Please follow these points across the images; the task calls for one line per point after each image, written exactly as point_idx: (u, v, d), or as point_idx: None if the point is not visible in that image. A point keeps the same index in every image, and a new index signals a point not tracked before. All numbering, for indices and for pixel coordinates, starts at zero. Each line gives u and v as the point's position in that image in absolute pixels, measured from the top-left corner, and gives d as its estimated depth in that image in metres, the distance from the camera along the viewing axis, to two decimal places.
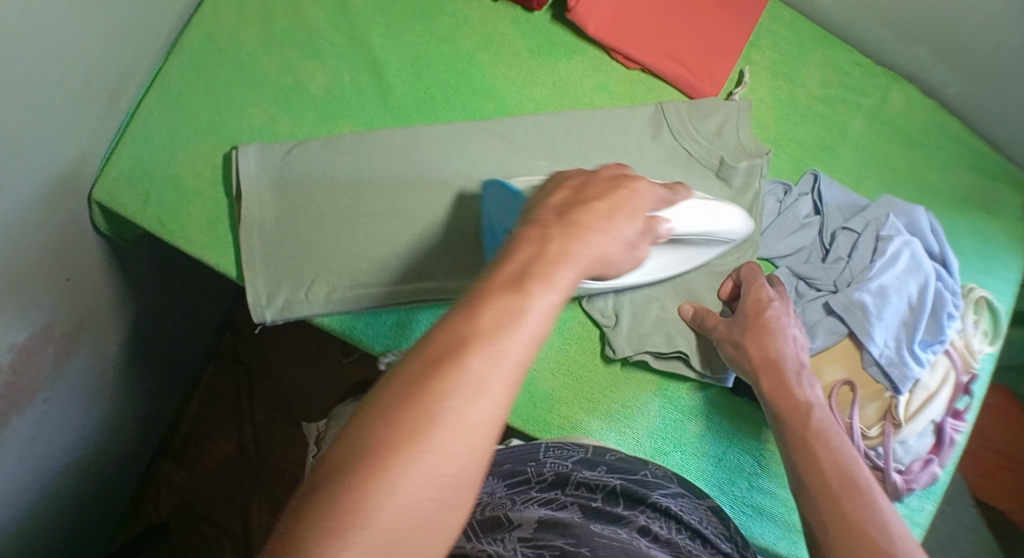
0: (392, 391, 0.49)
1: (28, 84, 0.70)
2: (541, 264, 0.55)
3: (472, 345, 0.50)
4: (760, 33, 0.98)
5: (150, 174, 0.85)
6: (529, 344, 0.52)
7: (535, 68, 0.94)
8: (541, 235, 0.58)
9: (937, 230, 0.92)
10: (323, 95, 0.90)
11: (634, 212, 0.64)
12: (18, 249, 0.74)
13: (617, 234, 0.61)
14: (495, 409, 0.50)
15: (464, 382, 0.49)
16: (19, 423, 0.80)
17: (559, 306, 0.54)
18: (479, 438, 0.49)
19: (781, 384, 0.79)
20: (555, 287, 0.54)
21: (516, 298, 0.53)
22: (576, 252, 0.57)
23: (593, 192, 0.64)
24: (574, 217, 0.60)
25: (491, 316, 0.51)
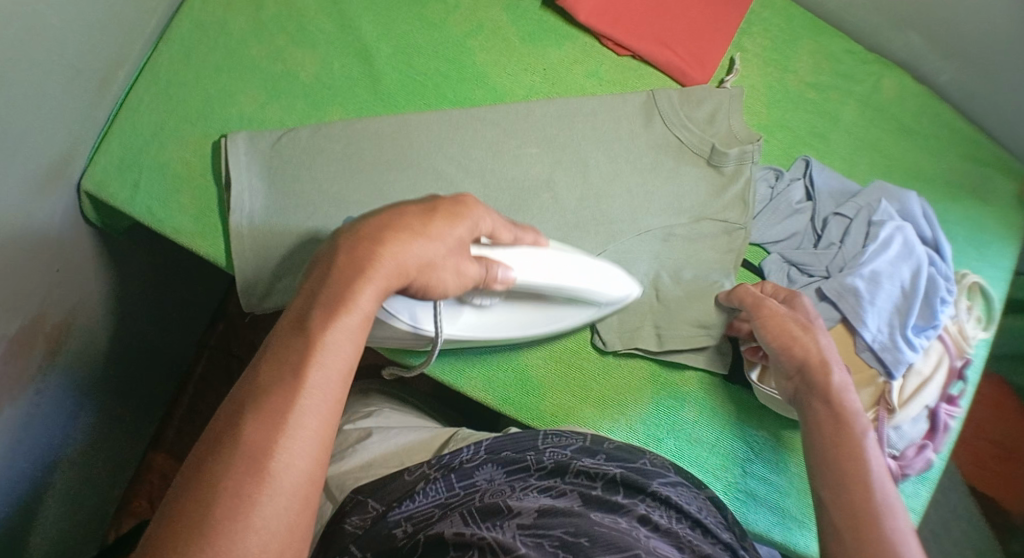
0: (190, 469, 0.51)
1: (18, 70, 0.69)
2: (327, 294, 0.56)
3: (258, 406, 0.52)
4: (751, 20, 0.98)
5: (139, 163, 0.85)
6: (325, 388, 0.54)
7: (526, 56, 0.93)
8: (332, 255, 0.58)
9: (929, 216, 0.91)
10: (313, 82, 0.90)
11: (449, 216, 0.62)
12: (9, 239, 0.73)
13: (433, 238, 0.60)
14: (299, 462, 0.52)
15: (259, 446, 0.51)
16: (11, 416, 0.80)
17: (355, 331, 0.56)
18: (281, 494, 0.50)
19: (828, 388, 0.77)
20: (345, 312, 0.55)
21: (298, 342, 0.55)
22: (371, 264, 0.57)
23: (400, 206, 0.62)
24: (371, 229, 0.59)
25: (272, 372, 0.54)
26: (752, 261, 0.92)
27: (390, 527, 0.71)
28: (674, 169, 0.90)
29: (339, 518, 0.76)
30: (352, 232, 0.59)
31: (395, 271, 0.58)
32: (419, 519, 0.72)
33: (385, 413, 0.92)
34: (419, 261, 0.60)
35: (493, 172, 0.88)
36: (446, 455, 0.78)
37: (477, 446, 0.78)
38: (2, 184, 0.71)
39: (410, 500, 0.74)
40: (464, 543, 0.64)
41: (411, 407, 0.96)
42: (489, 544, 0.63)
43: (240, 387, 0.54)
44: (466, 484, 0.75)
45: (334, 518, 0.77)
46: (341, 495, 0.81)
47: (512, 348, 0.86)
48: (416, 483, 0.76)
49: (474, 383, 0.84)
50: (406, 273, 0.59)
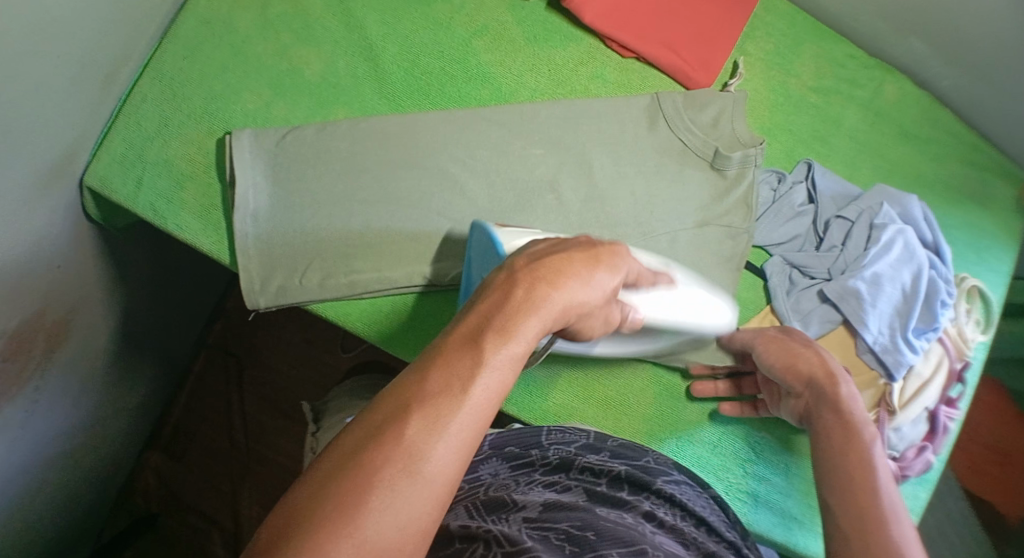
0: (342, 454, 0.51)
1: (23, 64, 0.69)
2: (503, 318, 0.56)
3: (423, 408, 0.52)
4: (754, 23, 0.99)
5: (143, 159, 0.85)
6: (485, 407, 0.54)
7: (531, 56, 0.94)
8: (507, 282, 0.58)
9: (930, 220, 0.92)
10: (319, 81, 0.90)
11: (609, 262, 0.62)
12: (12, 234, 0.73)
13: (591, 285, 0.60)
14: (444, 474, 0.52)
15: (411, 449, 0.51)
16: (9, 413, 0.79)
17: (518, 359, 0.56)
18: (421, 510, 0.51)
19: (828, 398, 0.78)
20: (511, 340, 0.56)
21: (469, 357, 0.54)
22: (542, 300, 0.58)
23: (566, 245, 0.62)
24: (552, 266, 0.59)
25: (439, 378, 0.54)
26: (756, 263, 0.92)
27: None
28: (678, 171, 0.91)
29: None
30: (534, 265, 0.59)
31: (568, 312, 0.59)
32: None
33: None
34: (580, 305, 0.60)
35: (498, 172, 0.88)
36: None
37: (482, 441, 0.80)
38: (7, 179, 0.71)
39: None
40: (471, 535, 0.63)
41: None
42: (496, 537, 0.62)
43: (416, 382, 0.54)
44: (471, 477, 0.76)
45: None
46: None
47: None
48: None
49: None
50: (565, 316, 0.59)
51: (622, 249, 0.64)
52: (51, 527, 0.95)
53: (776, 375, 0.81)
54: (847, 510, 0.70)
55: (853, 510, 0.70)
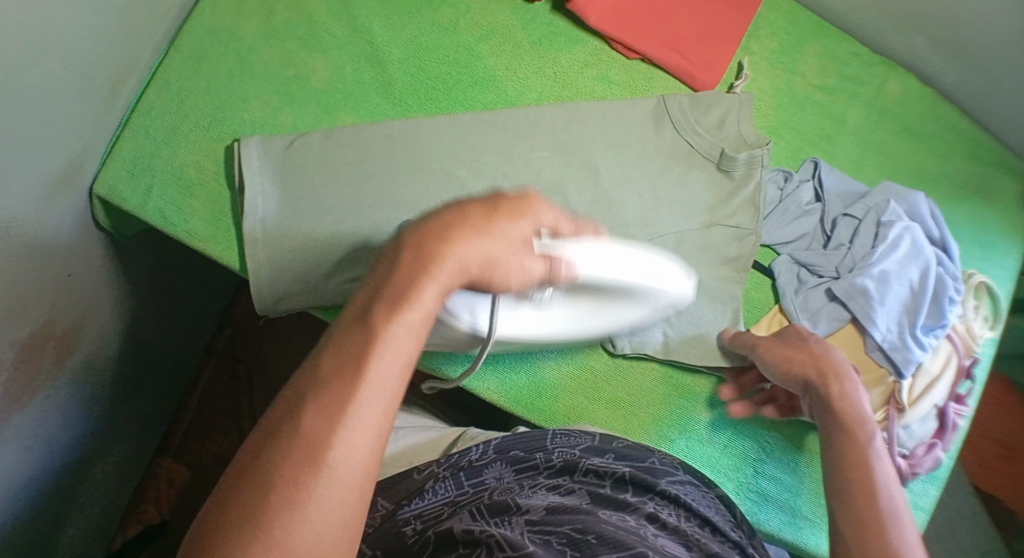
0: (252, 456, 0.52)
1: (30, 75, 0.70)
2: (389, 291, 0.55)
3: (319, 398, 0.52)
4: (758, 23, 0.99)
5: (151, 168, 0.85)
6: (385, 386, 0.53)
7: (535, 60, 0.94)
8: (395, 251, 0.57)
9: (937, 216, 0.92)
10: (325, 87, 0.90)
11: (513, 213, 0.60)
12: (22, 244, 0.74)
13: (495, 239, 0.59)
14: (355, 460, 0.52)
15: (313, 439, 0.51)
16: (21, 421, 0.80)
17: (416, 327, 0.55)
18: (335, 499, 0.51)
19: (832, 395, 0.78)
20: (407, 311, 0.55)
21: (361, 334, 0.54)
22: (436, 267, 0.56)
23: (462, 200, 0.60)
24: (445, 229, 0.58)
25: (334, 362, 0.53)
26: (763, 262, 0.93)
27: (399, 525, 0.72)
28: (684, 173, 0.91)
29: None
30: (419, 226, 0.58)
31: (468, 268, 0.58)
32: (428, 516, 0.72)
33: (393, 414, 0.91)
34: (484, 261, 0.58)
35: (504, 176, 0.88)
36: (456, 455, 0.79)
37: (487, 445, 0.79)
38: (16, 189, 0.72)
39: (419, 498, 0.75)
40: (473, 541, 0.63)
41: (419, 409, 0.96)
42: (498, 541, 0.62)
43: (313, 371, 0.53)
44: (475, 481, 0.76)
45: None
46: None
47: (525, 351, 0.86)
48: (424, 482, 0.78)
49: (489, 384, 0.85)
50: (467, 272, 0.58)
51: (532, 196, 0.61)
52: (63, 537, 0.96)
53: (776, 377, 0.82)
54: (852, 520, 0.70)
55: (857, 515, 0.70)
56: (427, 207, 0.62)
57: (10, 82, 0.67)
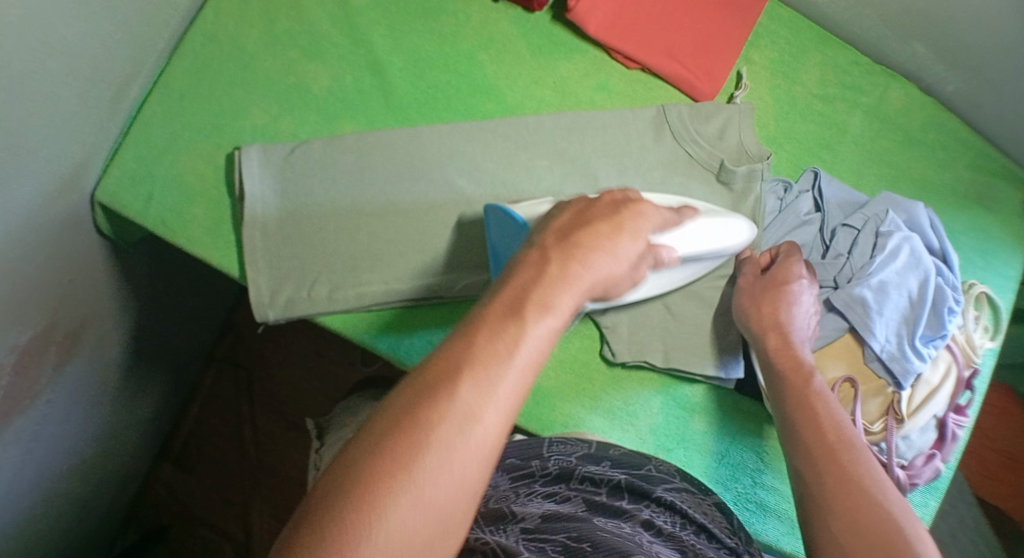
0: (394, 416, 0.52)
1: (31, 85, 0.70)
2: (540, 290, 0.58)
3: (472, 371, 0.54)
4: (759, 31, 0.98)
5: (152, 174, 0.86)
6: (527, 371, 0.55)
7: (535, 68, 0.94)
8: (539, 259, 0.61)
9: (936, 226, 0.92)
10: (325, 96, 0.90)
11: (636, 225, 0.66)
12: (23, 251, 0.74)
13: (619, 256, 0.64)
14: (492, 437, 0.53)
15: (457, 412, 0.52)
16: (23, 425, 0.81)
17: (558, 327, 0.58)
18: (468, 470, 0.52)
19: (787, 344, 0.81)
20: (552, 312, 0.57)
21: (513, 327, 0.56)
22: (577, 274, 0.60)
23: (590, 217, 0.65)
24: (579, 243, 0.62)
25: (484, 343, 0.55)
26: None
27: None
28: (683, 183, 0.91)
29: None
30: (563, 238, 0.62)
31: (601, 282, 0.62)
32: None
33: None
34: (609, 277, 0.63)
35: (503, 184, 0.89)
36: None
37: None
38: (18, 198, 0.72)
39: None
40: (469, 548, 0.64)
41: None
42: (492, 547, 0.64)
43: (458, 348, 0.55)
44: None
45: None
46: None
47: None
48: None
49: None
50: (597, 286, 0.62)
51: (645, 202, 0.68)
52: (64, 536, 0.96)
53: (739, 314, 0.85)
54: (818, 466, 0.69)
55: (809, 441, 0.72)
56: (552, 221, 0.66)
57: (11, 92, 0.68)
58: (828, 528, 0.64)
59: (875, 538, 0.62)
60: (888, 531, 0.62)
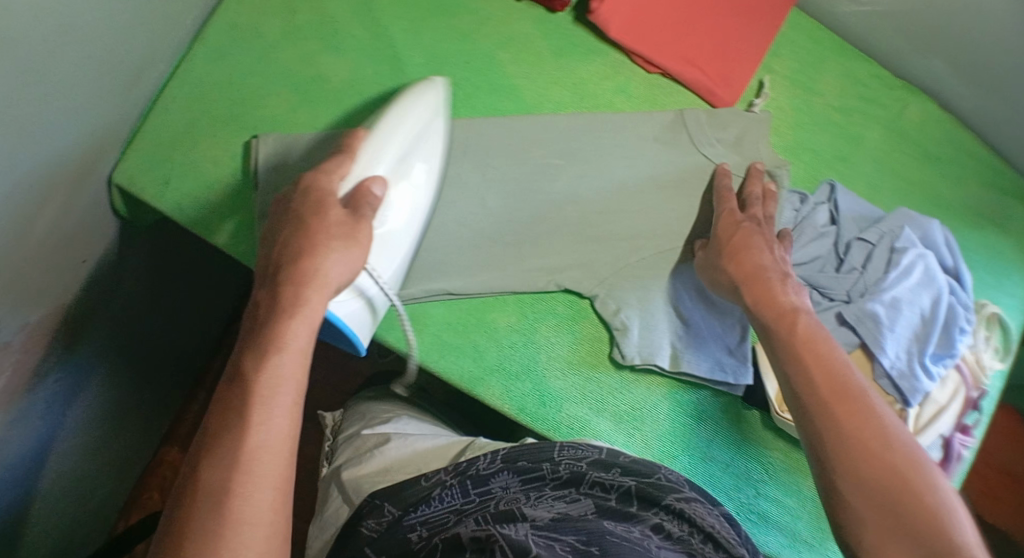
0: (181, 503, 0.57)
1: (54, 64, 0.70)
2: (269, 331, 0.63)
3: (225, 445, 0.58)
4: (780, 41, 0.98)
5: (169, 160, 0.86)
6: (282, 427, 0.60)
7: (555, 69, 0.93)
8: (268, 295, 0.66)
9: (951, 244, 0.91)
10: (343, 87, 0.90)
11: (317, 209, 0.69)
12: (37, 230, 0.75)
13: (338, 264, 0.67)
14: (269, 504, 0.57)
15: (236, 459, 0.57)
16: (28, 404, 0.81)
17: (302, 366, 0.63)
18: (259, 537, 0.56)
19: (764, 292, 0.79)
20: (285, 351, 0.62)
21: (237, 389, 0.60)
22: (308, 301, 0.65)
23: (294, 208, 0.70)
24: (281, 267, 0.67)
25: (232, 417, 0.59)
26: None
27: (405, 531, 0.72)
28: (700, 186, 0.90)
29: (355, 521, 0.78)
30: (287, 252, 0.67)
31: (323, 283, 0.66)
32: (434, 522, 0.73)
33: (404, 420, 0.92)
34: (334, 277, 0.67)
35: (518, 182, 0.88)
36: (464, 463, 0.80)
37: (493, 454, 0.79)
38: (34, 177, 0.72)
39: (425, 506, 0.76)
40: (480, 547, 0.64)
41: (429, 417, 0.96)
42: (506, 543, 0.63)
43: (227, 398, 0.60)
44: (482, 490, 0.77)
45: (351, 521, 0.79)
46: (357, 498, 0.83)
47: (532, 358, 0.87)
48: (432, 490, 0.78)
49: (492, 392, 0.85)
50: (329, 285, 0.67)
51: (310, 180, 0.71)
52: (70, 520, 0.98)
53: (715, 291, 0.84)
54: (829, 414, 0.70)
55: (814, 387, 0.72)
56: (277, 223, 0.71)
57: (33, 70, 0.68)
58: (842, 490, 0.67)
59: (886, 500, 0.65)
60: (904, 486, 0.65)
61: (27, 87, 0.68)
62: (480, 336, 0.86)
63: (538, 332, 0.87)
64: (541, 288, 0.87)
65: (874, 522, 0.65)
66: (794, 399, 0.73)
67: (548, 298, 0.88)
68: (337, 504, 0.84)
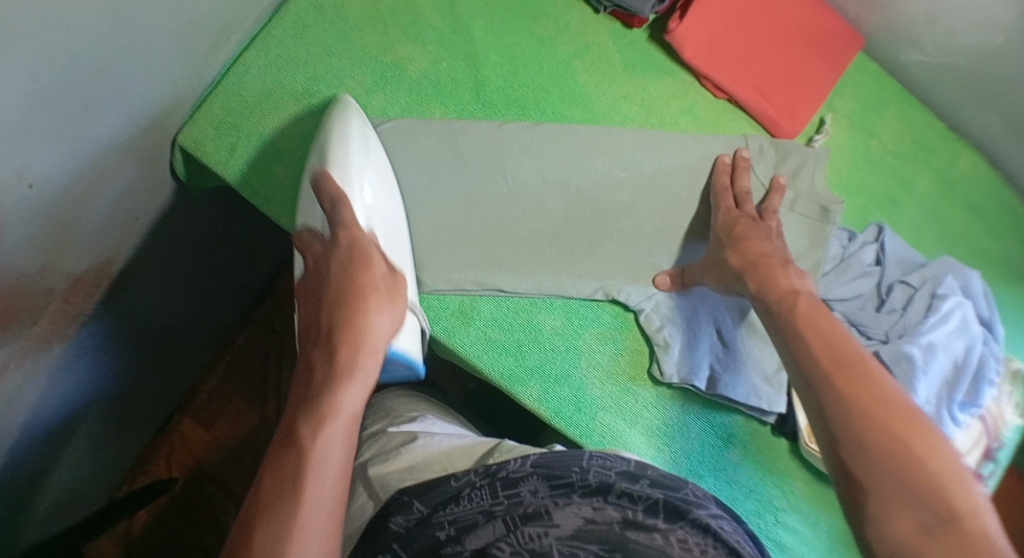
0: None
1: (142, 12, 0.71)
2: (315, 395, 0.65)
3: (272, 511, 0.59)
4: (845, 81, 1.00)
5: (238, 127, 0.86)
6: (331, 481, 0.61)
7: (625, 83, 0.95)
8: (321, 356, 0.68)
9: (988, 297, 0.94)
10: (420, 77, 0.91)
11: (366, 264, 0.72)
12: (95, 177, 0.75)
13: (387, 321, 0.71)
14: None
15: (290, 523, 0.58)
16: (58, 353, 0.80)
17: (351, 416, 0.65)
18: None
19: (766, 276, 0.79)
20: (336, 409, 0.65)
21: (294, 444, 0.62)
22: (359, 360, 0.68)
23: (332, 270, 0.72)
24: (333, 328, 0.69)
25: (274, 481, 0.60)
26: None
27: (433, 530, 0.70)
28: None
29: (382, 518, 0.74)
30: (330, 305, 0.70)
31: (361, 355, 0.68)
32: (462, 523, 0.69)
33: (430, 419, 0.87)
34: (377, 336, 0.70)
35: (579, 189, 0.90)
36: (494, 464, 0.74)
37: (523, 459, 0.73)
38: (102, 125, 0.73)
39: (454, 505, 0.72)
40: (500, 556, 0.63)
41: (453, 416, 0.92)
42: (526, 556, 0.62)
43: (286, 445, 0.63)
44: (509, 493, 0.71)
45: (376, 517, 0.74)
46: (385, 495, 0.77)
47: (573, 364, 0.87)
48: (461, 489, 0.73)
49: (530, 392, 0.85)
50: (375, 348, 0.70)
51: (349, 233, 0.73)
52: (65, 485, 0.94)
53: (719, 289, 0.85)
54: (858, 431, 0.64)
55: (846, 415, 0.66)
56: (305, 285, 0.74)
57: (118, 16, 0.69)
58: (869, 510, 0.61)
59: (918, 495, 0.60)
60: (936, 511, 0.59)
61: (110, 31, 0.69)
62: (525, 335, 0.87)
63: (582, 339, 0.88)
64: (588, 296, 0.89)
65: (908, 526, 0.59)
66: (825, 429, 0.67)
67: (595, 305, 0.90)
68: (361, 500, 0.79)
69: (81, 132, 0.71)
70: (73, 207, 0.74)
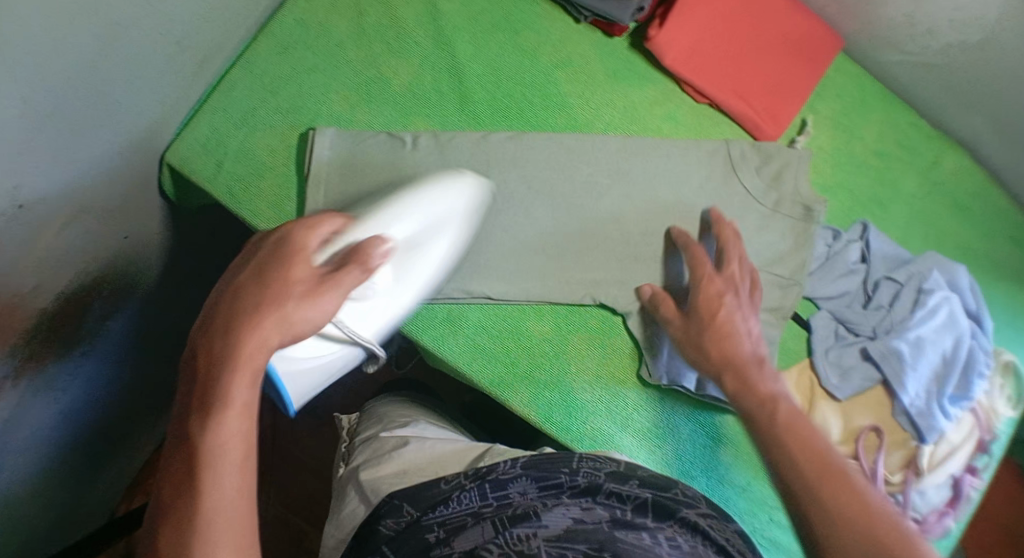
0: None
1: (127, 36, 0.72)
2: (209, 390, 0.60)
3: (174, 517, 0.58)
4: (825, 82, 1.02)
5: (225, 145, 0.88)
6: (232, 485, 0.59)
7: (608, 90, 0.96)
8: (215, 350, 0.62)
9: (976, 290, 0.94)
10: (404, 91, 0.92)
11: (292, 258, 0.67)
12: (85, 199, 0.76)
13: (312, 308, 0.65)
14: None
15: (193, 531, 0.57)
16: (51, 375, 0.80)
17: (245, 409, 0.60)
18: None
19: (743, 381, 0.77)
20: (229, 407, 0.60)
21: (188, 447, 0.59)
22: (250, 355, 0.61)
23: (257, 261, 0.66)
24: (230, 317, 0.63)
25: (174, 484, 0.59)
26: (803, 314, 0.94)
27: (424, 532, 0.70)
28: (741, 215, 0.93)
29: (373, 520, 0.74)
30: (235, 294, 0.64)
31: (253, 353, 0.62)
32: (452, 525, 0.70)
33: (422, 424, 0.88)
34: (302, 326, 0.65)
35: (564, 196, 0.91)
36: (484, 467, 0.75)
37: (514, 461, 0.75)
38: (91, 147, 0.75)
39: (444, 506, 0.72)
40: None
41: (446, 421, 0.94)
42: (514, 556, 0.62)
43: (179, 460, 0.59)
44: (499, 495, 0.72)
45: (367, 520, 0.75)
46: (374, 499, 0.78)
47: (563, 370, 0.88)
48: (451, 492, 0.74)
49: (521, 398, 0.86)
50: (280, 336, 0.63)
51: (292, 234, 0.68)
52: (65, 502, 0.94)
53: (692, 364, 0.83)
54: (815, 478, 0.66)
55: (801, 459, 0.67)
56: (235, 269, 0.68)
57: (104, 40, 0.70)
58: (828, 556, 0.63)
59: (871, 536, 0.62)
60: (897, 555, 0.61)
61: (96, 56, 0.70)
62: (515, 343, 0.88)
63: (572, 344, 0.89)
64: (576, 301, 0.90)
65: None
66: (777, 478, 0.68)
67: (583, 310, 0.90)
68: (353, 503, 0.80)
69: (70, 155, 0.72)
70: (65, 228, 0.75)
